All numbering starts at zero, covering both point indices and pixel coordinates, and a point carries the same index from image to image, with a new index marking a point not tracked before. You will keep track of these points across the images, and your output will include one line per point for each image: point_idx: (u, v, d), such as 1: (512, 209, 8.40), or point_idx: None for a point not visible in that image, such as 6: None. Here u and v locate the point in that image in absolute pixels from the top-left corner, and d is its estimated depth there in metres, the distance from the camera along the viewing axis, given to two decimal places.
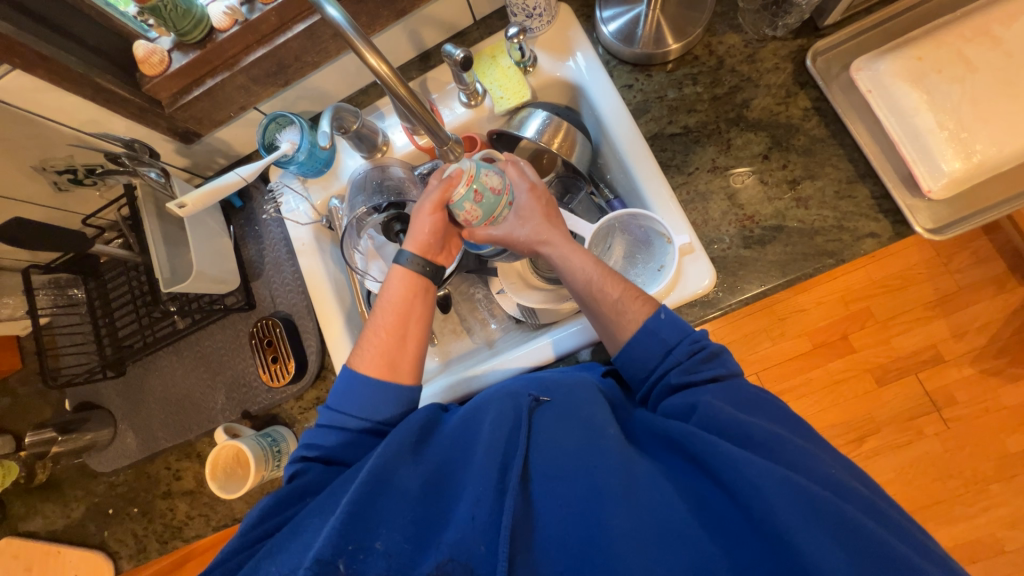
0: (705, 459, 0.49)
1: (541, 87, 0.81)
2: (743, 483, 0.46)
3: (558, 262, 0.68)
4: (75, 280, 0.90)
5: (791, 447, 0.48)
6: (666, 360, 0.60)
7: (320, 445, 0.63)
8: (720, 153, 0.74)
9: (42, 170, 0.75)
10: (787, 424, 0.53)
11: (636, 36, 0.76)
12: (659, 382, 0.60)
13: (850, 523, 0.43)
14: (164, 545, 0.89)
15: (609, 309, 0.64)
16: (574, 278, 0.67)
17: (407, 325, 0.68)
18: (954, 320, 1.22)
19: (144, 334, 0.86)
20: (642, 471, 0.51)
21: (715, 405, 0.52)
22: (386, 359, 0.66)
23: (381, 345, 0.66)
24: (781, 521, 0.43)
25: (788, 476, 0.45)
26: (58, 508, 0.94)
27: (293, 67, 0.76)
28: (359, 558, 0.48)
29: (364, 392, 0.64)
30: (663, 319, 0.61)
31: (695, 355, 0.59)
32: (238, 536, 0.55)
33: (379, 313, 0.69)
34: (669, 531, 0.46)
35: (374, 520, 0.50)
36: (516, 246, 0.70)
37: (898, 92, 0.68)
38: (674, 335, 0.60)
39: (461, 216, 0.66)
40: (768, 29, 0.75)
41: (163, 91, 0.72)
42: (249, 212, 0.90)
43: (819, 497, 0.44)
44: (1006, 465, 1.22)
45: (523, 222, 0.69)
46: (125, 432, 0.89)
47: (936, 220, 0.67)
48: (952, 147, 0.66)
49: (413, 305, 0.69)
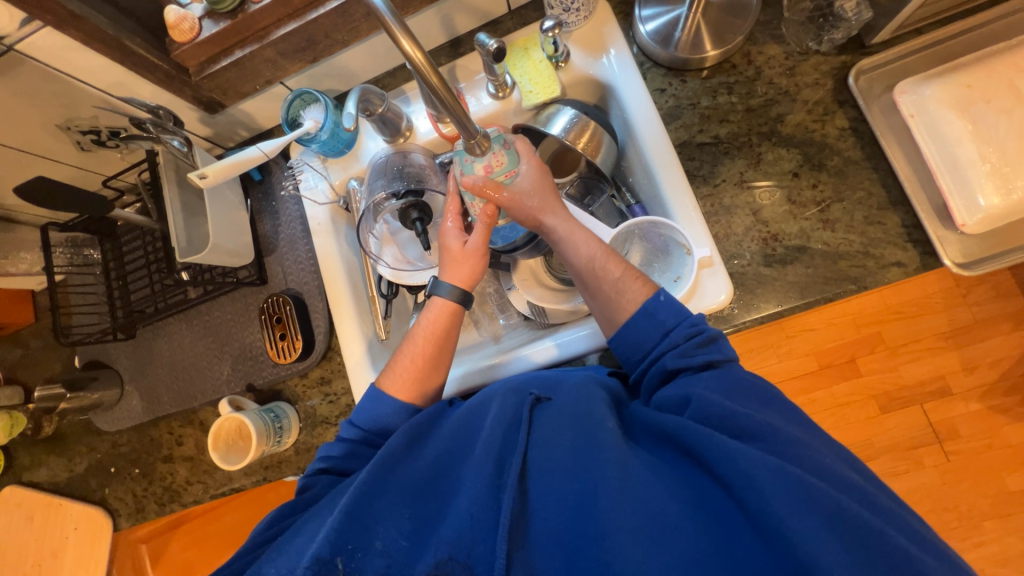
0: (702, 453, 0.48)
1: (571, 84, 0.79)
2: (736, 474, 0.45)
3: (561, 236, 0.68)
4: (91, 241, 0.90)
5: (785, 435, 0.48)
6: (663, 341, 0.59)
7: (332, 453, 0.64)
8: (748, 167, 0.72)
9: (67, 128, 0.75)
10: (786, 414, 0.53)
11: (674, 39, 0.74)
12: (654, 364, 0.59)
13: (844, 512, 0.42)
14: (161, 508, 0.91)
15: (609, 288, 0.64)
16: (577, 254, 0.67)
17: (440, 355, 0.68)
18: (967, 354, 1.20)
19: (156, 299, 0.87)
20: (635, 464, 0.50)
21: (706, 397, 0.51)
22: (416, 385, 0.67)
23: (412, 371, 0.67)
24: (775, 513, 0.42)
25: (782, 465, 0.44)
26: (61, 461, 0.96)
27: (322, 44, 0.75)
28: (356, 556, 0.49)
29: (384, 410, 0.65)
30: (662, 301, 0.61)
31: (692, 339, 0.58)
32: (252, 536, 0.57)
33: (413, 341, 0.69)
34: (661, 524, 0.46)
35: (372, 520, 0.51)
36: (519, 213, 0.68)
37: (941, 119, 0.66)
38: (672, 317, 0.60)
39: (486, 161, 0.67)
40: (811, 43, 0.73)
41: (191, 59, 0.72)
42: (267, 187, 0.90)
43: (814, 488, 0.43)
44: (1004, 502, 1.21)
45: (525, 195, 0.68)
46: (131, 394, 0.90)
47: (965, 255, 0.66)
48: (992, 181, 0.64)
49: (447, 337, 0.69)
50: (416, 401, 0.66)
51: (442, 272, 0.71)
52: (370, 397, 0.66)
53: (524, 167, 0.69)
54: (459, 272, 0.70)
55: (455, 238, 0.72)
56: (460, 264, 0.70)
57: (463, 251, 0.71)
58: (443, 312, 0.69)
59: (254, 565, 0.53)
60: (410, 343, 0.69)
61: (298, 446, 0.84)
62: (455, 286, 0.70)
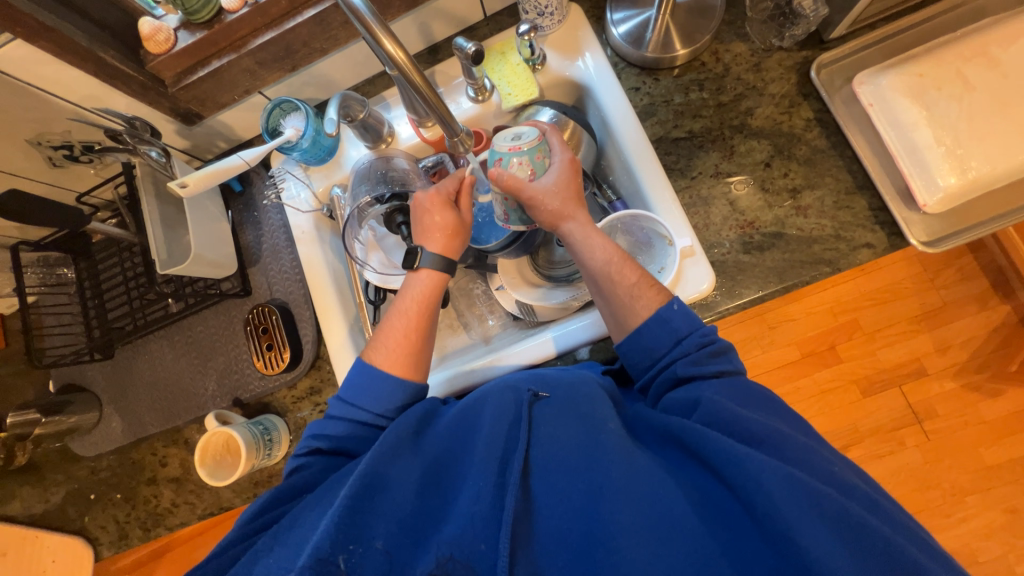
0: (707, 455, 0.49)
1: (549, 85, 0.82)
2: (744, 479, 0.45)
3: (577, 239, 0.68)
4: (65, 260, 0.88)
5: (794, 444, 0.49)
6: (675, 349, 0.60)
7: (331, 435, 0.63)
8: (722, 159, 0.75)
9: (37, 144, 0.74)
10: (789, 422, 0.54)
11: (645, 39, 0.77)
12: (665, 371, 0.60)
13: (849, 518, 0.43)
14: (146, 534, 0.87)
15: (622, 294, 0.64)
16: (591, 258, 0.67)
17: (428, 321, 0.69)
18: (938, 335, 1.26)
19: (136, 316, 0.85)
20: (641, 461, 0.50)
21: (717, 402, 0.52)
22: (408, 359, 0.66)
23: (404, 344, 0.67)
24: (787, 522, 0.42)
25: (791, 472, 0.45)
26: (36, 492, 0.92)
27: (301, 53, 0.75)
28: (356, 553, 0.48)
29: (376, 381, 0.64)
30: (676, 309, 0.61)
31: (704, 349, 0.59)
32: (236, 529, 0.55)
33: (398, 315, 0.69)
34: (668, 527, 0.46)
35: (371, 520, 0.50)
36: (538, 214, 0.68)
37: (898, 107, 0.70)
38: (686, 325, 0.60)
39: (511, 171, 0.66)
40: (774, 39, 0.77)
41: (167, 70, 0.72)
42: (249, 197, 0.89)
43: (822, 495, 0.44)
44: (984, 477, 1.24)
45: (551, 194, 0.67)
46: (111, 416, 0.87)
47: (929, 233, 0.69)
48: (949, 162, 0.67)
49: (431, 307, 0.70)
50: (412, 376, 0.66)
51: (429, 243, 0.70)
52: (358, 371, 0.65)
53: (554, 167, 0.69)
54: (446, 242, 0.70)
55: (438, 212, 0.70)
56: (443, 233, 0.70)
57: (446, 220, 0.70)
58: (430, 279, 0.70)
59: (245, 556, 0.52)
60: (396, 317, 0.69)
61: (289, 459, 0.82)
62: (435, 255, 0.70)
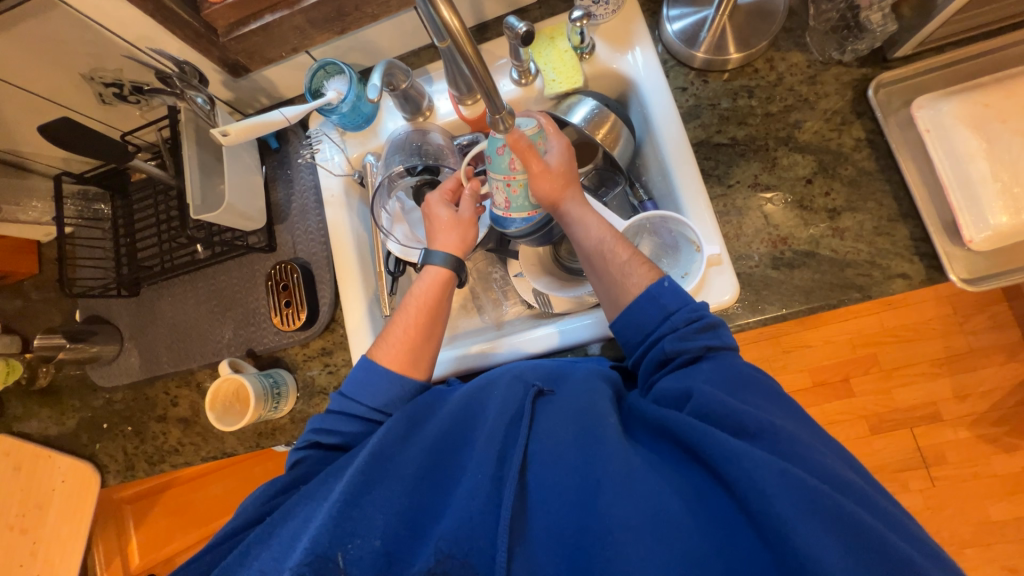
0: (702, 451, 0.48)
1: (594, 76, 0.80)
2: (739, 474, 0.44)
3: (572, 220, 0.68)
4: (103, 196, 0.91)
5: (787, 435, 0.48)
6: (664, 324, 0.59)
7: (332, 432, 0.64)
8: (763, 170, 0.73)
9: (90, 79, 0.76)
10: (786, 412, 0.53)
11: (699, 39, 0.75)
12: (654, 347, 0.60)
13: (848, 517, 0.42)
14: (150, 468, 0.90)
15: (614, 270, 0.65)
16: (585, 236, 0.67)
17: (433, 321, 0.70)
18: (959, 381, 1.22)
19: (164, 258, 0.87)
20: (635, 458, 0.50)
21: (708, 393, 0.51)
22: (407, 357, 0.67)
23: (403, 340, 0.68)
24: (780, 515, 0.42)
25: (785, 468, 0.44)
26: (52, 414, 0.96)
27: (351, 17, 0.76)
28: (357, 547, 0.48)
29: (383, 382, 0.65)
30: (666, 286, 0.60)
31: (692, 324, 0.58)
32: (237, 517, 0.57)
33: (404, 309, 0.70)
34: (662, 522, 0.45)
35: (366, 510, 0.50)
36: (537, 198, 0.67)
37: (956, 135, 0.68)
38: (675, 301, 0.60)
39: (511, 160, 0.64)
40: (834, 53, 0.74)
41: (220, 20, 0.73)
42: (284, 155, 0.90)
43: (817, 490, 0.43)
44: (985, 532, 1.21)
45: (551, 175, 0.66)
46: (131, 351, 0.90)
47: (971, 271, 0.66)
48: (1002, 200, 0.65)
49: (438, 305, 0.71)
50: (410, 372, 0.67)
51: (434, 243, 0.74)
52: (364, 369, 0.66)
53: (551, 151, 0.68)
54: (452, 240, 0.73)
55: (442, 210, 0.74)
56: (450, 233, 0.73)
57: (455, 220, 0.73)
58: (436, 280, 0.72)
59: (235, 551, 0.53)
60: (401, 312, 0.71)
61: (294, 415, 0.83)
62: (446, 254, 0.72)
